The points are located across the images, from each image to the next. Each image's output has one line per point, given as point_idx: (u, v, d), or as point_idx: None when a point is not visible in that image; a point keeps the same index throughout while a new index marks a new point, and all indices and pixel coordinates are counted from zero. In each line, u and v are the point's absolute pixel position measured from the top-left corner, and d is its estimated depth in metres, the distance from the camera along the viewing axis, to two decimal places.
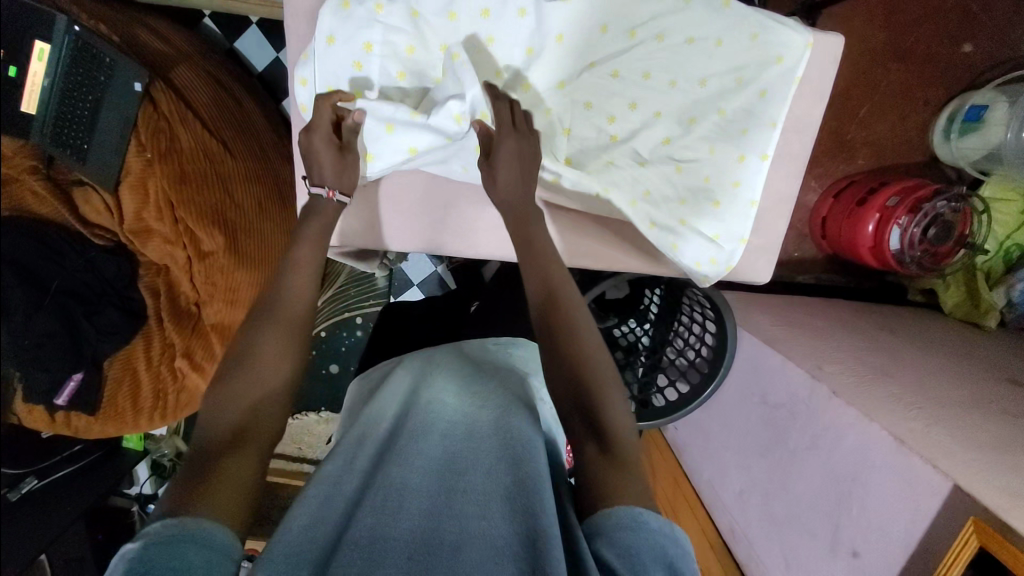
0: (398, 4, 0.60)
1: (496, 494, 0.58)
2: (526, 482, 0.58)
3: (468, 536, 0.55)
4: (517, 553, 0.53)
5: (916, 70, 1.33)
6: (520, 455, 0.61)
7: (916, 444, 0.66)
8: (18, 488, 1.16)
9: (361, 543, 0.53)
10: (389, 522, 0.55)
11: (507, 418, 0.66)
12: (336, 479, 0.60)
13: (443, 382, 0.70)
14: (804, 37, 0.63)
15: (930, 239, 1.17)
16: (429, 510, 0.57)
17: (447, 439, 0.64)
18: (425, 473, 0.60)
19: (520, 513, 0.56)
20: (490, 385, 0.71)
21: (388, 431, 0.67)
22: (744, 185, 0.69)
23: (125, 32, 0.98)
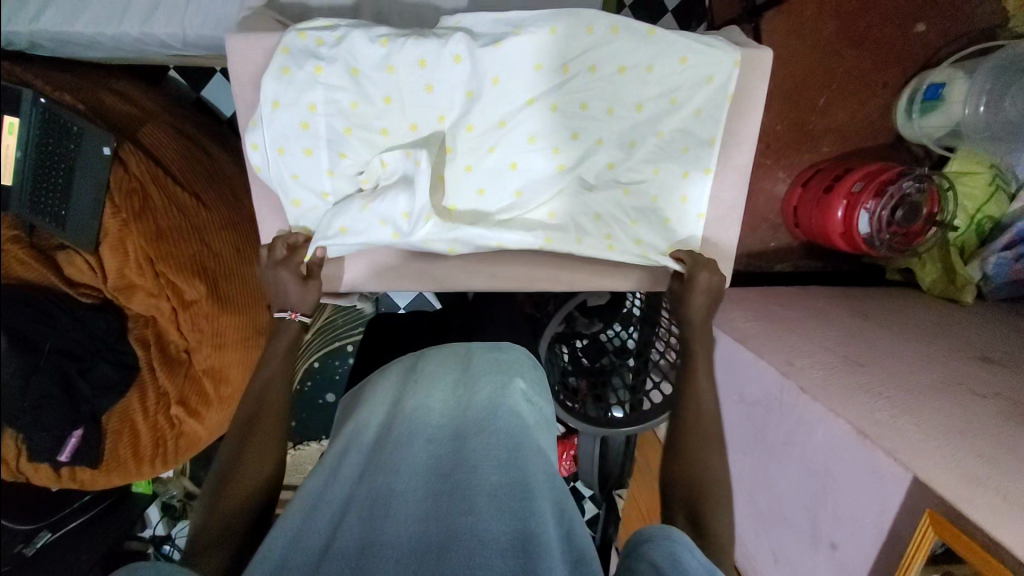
0: (336, 64, 0.63)
1: (485, 494, 0.61)
2: (519, 484, 0.62)
3: (456, 536, 0.57)
4: (506, 552, 0.56)
5: (871, 53, 1.34)
6: (510, 458, 0.64)
7: (879, 437, 0.68)
8: (32, 543, 1.19)
9: (349, 551, 0.56)
10: (378, 528, 0.58)
11: (495, 420, 0.68)
12: (323, 490, 0.63)
13: (429, 389, 0.72)
14: (732, 55, 0.66)
15: (897, 221, 1.20)
16: (418, 513, 0.60)
17: (434, 444, 0.66)
18: (413, 480, 0.63)
19: (511, 515, 0.60)
20: (480, 383, 0.73)
21: (373, 438, 0.69)
22: (691, 200, 0.73)
23: (91, 97, 1.01)
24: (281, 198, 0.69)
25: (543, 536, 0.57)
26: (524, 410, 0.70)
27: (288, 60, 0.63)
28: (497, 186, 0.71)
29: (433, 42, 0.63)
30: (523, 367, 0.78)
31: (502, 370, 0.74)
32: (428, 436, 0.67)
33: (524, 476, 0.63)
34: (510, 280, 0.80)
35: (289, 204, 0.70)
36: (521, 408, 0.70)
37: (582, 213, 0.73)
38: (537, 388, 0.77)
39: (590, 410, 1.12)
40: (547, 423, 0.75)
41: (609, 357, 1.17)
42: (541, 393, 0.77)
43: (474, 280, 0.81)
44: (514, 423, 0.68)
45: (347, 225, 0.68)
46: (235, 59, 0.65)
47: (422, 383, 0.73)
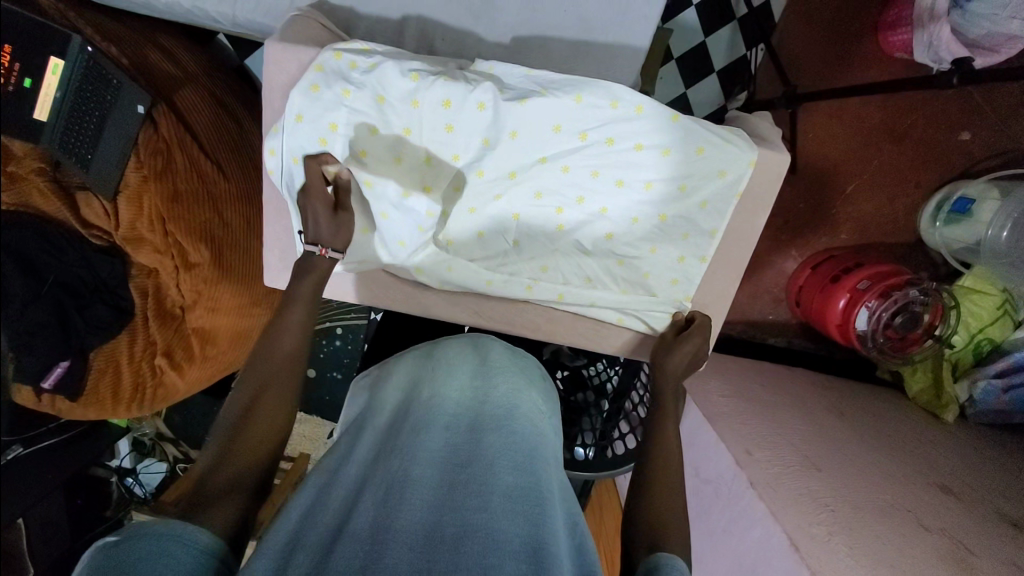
0: (364, 90, 0.65)
1: (500, 492, 0.59)
2: (534, 488, 0.60)
3: (471, 530, 0.55)
4: (520, 553, 0.53)
5: (909, 151, 1.33)
6: (528, 460, 0.62)
7: (808, 552, 0.69)
8: (2, 454, 1.26)
9: (361, 533, 0.54)
10: (390, 513, 0.56)
11: (511, 419, 0.67)
12: (335, 470, 0.65)
13: (449, 379, 0.72)
14: (747, 156, 0.68)
15: (895, 326, 1.19)
16: (433, 504, 0.57)
17: (449, 432, 0.66)
18: (428, 470, 0.61)
19: (527, 517, 0.57)
20: (498, 380, 0.73)
21: (385, 424, 0.72)
22: (681, 282, 0.77)
23: (136, 52, 1.04)
24: (288, 204, 0.72)
25: (559, 545, 0.55)
26: (538, 418, 0.70)
27: (319, 78, 0.65)
28: (498, 233, 0.74)
29: (461, 86, 0.65)
30: (535, 377, 0.78)
31: (521, 376, 0.74)
32: (444, 427, 0.66)
33: (538, 480, 0.61)
34: (492, 320, 0.82)
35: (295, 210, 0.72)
36: (535, 416, 0.70)
37: (566, 277, 0.77)
38: (548, 400, 0.76)
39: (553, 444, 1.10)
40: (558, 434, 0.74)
41: (587, 394, 1.16)
42: (552, 404, 0.77)
43: (457, 313, 0.82)
44: (528, 430, 0.67)
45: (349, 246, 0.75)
46: (270, 67, 0.67)
47: (442, 375, 0.73)
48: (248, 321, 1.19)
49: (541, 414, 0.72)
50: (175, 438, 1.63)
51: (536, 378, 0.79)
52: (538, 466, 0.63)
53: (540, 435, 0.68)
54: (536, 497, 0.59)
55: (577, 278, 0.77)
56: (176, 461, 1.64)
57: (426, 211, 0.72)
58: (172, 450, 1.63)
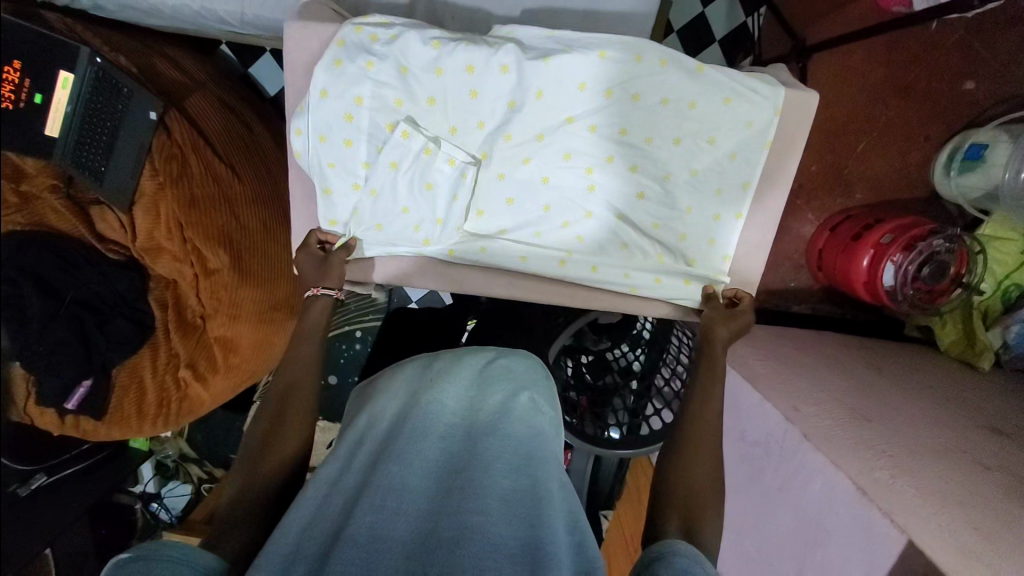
0: (388, 61, 0.65)
1: (496, 497, 0.60)
2: (530, 492, 0.62)
3: (469, 531, 0.56)
4: (518, 555, 0.55)
5: (916, 104, 1.33)
6: (523, 463, 0.64)
7: (878, 496, 0.67)
8: (27, 484, 1.21)
9: (359, 540, 0.54)
10: (387, 522, 0.57)
11: (505, 423, 0.69)
12: (335, 478, 0.64)
13: (448, 387, 0.73)
14: (773, 104, 0.68)
15: (923, 278, 1.17)
16: (427, 512, 0.59)
17: (446, 442, 0.67)
18: (423, 480, 0.63)
19: (522, 520, 0.58)
20: (496, 388, 0.73)
21: (386, 430, 0.71)
22: (717, 241, 0.75)
23: (143, 60, 1.04)
24: (317, 186, 0.71)
25: (557, 544, 0.56)
26: (536, 419, 0.70)
27: (342, 52, 0.64)
28: (527, 199, 0.73)
29: (484, 49, 0.64)
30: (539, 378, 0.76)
31: (519, 378, 0.74)
32: (440, 437, 0.67)
33: (535, 481, 0.63)
34: (529, 293, 0.79)
35: (323, 190, 0.72)
36: (533, 418, 0.70)
37: (596, 245, 0.75)
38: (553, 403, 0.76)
39: (587, 428, 1.06)
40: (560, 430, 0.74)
41: (613, 376, 1.13)
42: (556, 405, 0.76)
43: (491, 288, 0.80)
44: (524, 431, 0.68)
45: (382, 221, 0.73)
46: (291, 46, 0.67)
47: (439, 381, 0.74)
48: (269, 328, 1.16)
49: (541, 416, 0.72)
50: (199, 457, 1.58)
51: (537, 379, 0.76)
52: (536, 467, 0.65)
53: (537, 435, 0.69)
54: (532, 500, 0.61)
55: (606, 246, 0.75)
56: (201, 482, 1.59)
57: (450, 162, 0.69)
58: (196, 471, 1.58)
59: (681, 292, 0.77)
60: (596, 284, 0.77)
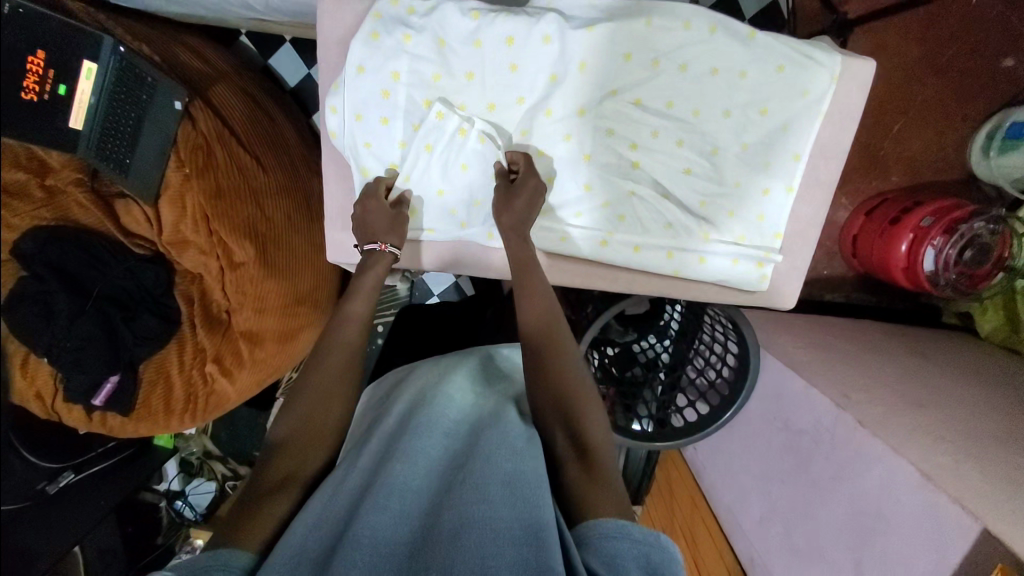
0: (425, 34, 0.62)
1: (497, 482, 0.58)
2: (530, 476, 0.58)
3: (468, 522, 0.53)
4: (519, 540, 0.51)
5: (953, 83, 1.29)
6: (520, 451, 0.62)
7: (944, 483, 0.64)
8: (56, 482, 1.21)
9: (364, 540, 0.52)
10: (390, 522, 0.55)
11: (503, 420, 0.69)
12: (340, 477, 0.62)
13: (446, 394, 0.75)
14: (829, 71, 0.64)
15: (965, 262, 1.12)
16: (429, 513, 0.58)
17: (447, 441, 0.68)
18: (426, 482, 0.62)
19: (524, 503, 0.55)
20: (491, 398, 0.76)
21: (388, 433, 0.70)
22: (768, 218, 0.71)
23: (167, 51, 1.02)
24: (352, 166, 0.69)
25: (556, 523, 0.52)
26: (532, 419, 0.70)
27: (378, 25, 0.62)
28: (568, 177, 0.70)
29: (525, 19, 0.62)
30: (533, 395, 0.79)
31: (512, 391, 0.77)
32: (441, 435, 0.68)
33: (534, 466, 0.60)
34: (569, 275, 0.77)
35: (358, 171, 0.70)
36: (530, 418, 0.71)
37: (637, 225, 0.72)
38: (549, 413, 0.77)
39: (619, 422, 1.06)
40: None
41: (639, 369, 1.09)
42: None
43: None
44: (521, 426, 0.68)
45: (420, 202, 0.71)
46: (326, 22, 0.65)
47: (438, 389, 0.76)
48: (293, 321, 1.15)
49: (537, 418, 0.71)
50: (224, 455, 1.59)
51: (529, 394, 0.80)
52: (536, 456, 0.62)
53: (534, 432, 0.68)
54: (531, 483, 0.58)
55: (646, 226, 0.72)
56: (226, 479, 1.57)
57: (488, 139, 0.66)
58: (221, 468, 1.57)
59: (731, 273, 0.73)
60: (641, 265, 0.73)
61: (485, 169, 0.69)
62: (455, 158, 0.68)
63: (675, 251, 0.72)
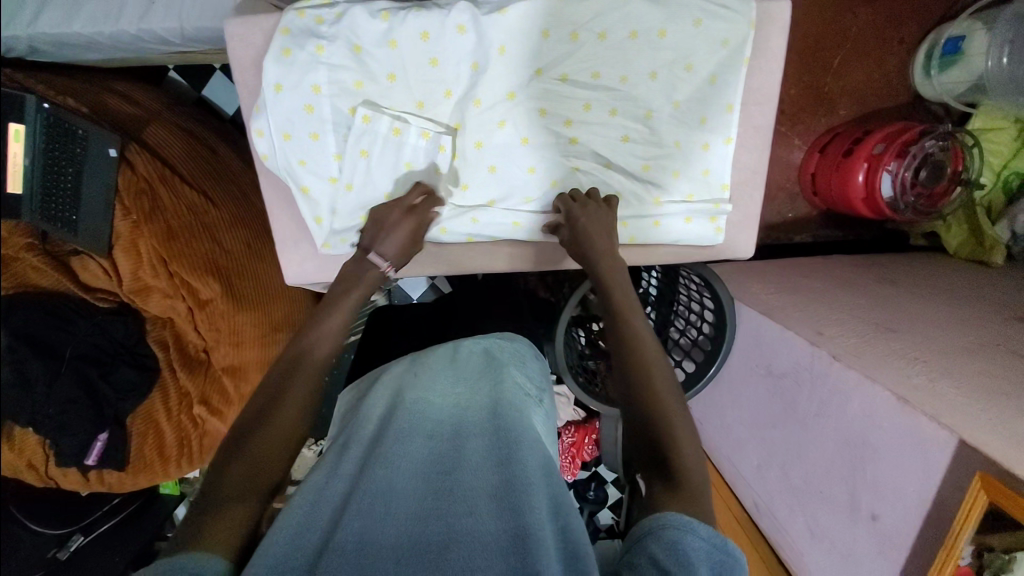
0: (338, 42, 0.62)
1: (484, 494, 0.58)
2: (518, 480, 0.58)
3: (456, 537, 0.54)
4: (507, 550, 0.53)
5: (886, 9, 1.30)
6: (508, 453, 0.61)
7: (920, 402, 0.65)
8: (66, 547, 1.23)
9: (350, 549, 0.53)
10: (377, 527, 0.55)
11: (499, 414, 0.66)
12: (322, 484, 0.59)
13: (430, 386, 0.69)
14: (746, 17, 0.64)
15: (921, 181, 1.16)
16: (418, 512, 0.56)
17: (434, 439, 0.63)
18: (413, 480, 0.59)
19: (511, 512, 0.56)
20: (483, 381, 0.70)
21: (373, 433, 0.65)
22: (714, 172, 0.71)
23: (94, 100, 1.00)
24: (290, 186, 0.68)
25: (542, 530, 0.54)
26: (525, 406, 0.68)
27: (289, 41, 0.61)
28: (509, 163, 0.70)
29: (436, 12, 0.61)
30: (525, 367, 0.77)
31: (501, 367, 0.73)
32: (428, 435, 0.64)
33: (523, 467, 0.59)
34: (530, 261, 0.79)
35: (298, 191, 0.68)
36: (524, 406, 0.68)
37: None
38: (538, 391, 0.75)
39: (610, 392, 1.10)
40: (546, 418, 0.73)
41: None
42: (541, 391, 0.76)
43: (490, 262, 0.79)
44: (516, 420, 0.65)
45: (367, 211, 0.70)
46: (236, 45, 0.64)
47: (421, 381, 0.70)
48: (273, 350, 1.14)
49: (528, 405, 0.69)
50: None
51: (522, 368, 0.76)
52: (525, 454, 0.61)
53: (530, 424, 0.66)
54: (516, 492, 0.57)
55: None
56: None
57: (423, 136, 0.66)
58: None
59: (686, 232, 0.73)
60: None
61: (426, 170, 0.68)
62: (394, 161, 0.67)
63: (629, 219, 0.72)
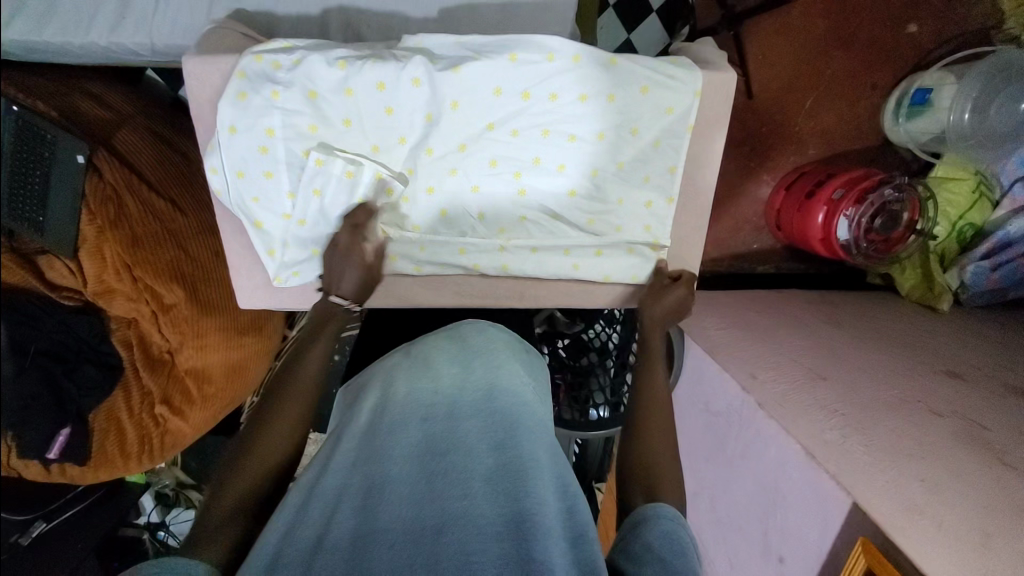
0: (294, 88, 0.64)
1: (479, 477, 0.58)
2: (516, 464, 0.58)
3: (451, 521, 0.55)
4: (502, 534, 0.55)
5: (861, 54, 1.32)
6: (506, 438, 0.60)
7: (825, 460, 0.70)
8: (28, 533, 1.25)
9: (343, 544, 0.53)
10: (372, 516, 0.55)
11: (495, 397, 0.64)
12: (313, 483, 0.59)
13: (425, 364, 0.66)
14: (690, 90, 0.69)
15: (875, 229, 1.19)
16: (412, 499, 0.57)
17: (428, 424, 0.62)
18: (406, 466, 0.59)
19: (506, 495, 0.57)
20: (480, 361, 0.66)
21: (367, 422, 0.63)
22: (654, 227, 0.77)
23: (63, 102, 1.00)
24: (244, 221, 0.72)
25: (545, 517, 0.56)
26: (525, 388, 0.66)
27: (244, 84, 0.64)
28: (458, 206, 0.74)
29: (392, 64, 0.64)
30: (521, 349, 0.73)
31: (499, 347, 0.69)
32: (421, 419, 0.62)
33: (518, 454, 0.59)
34: (475, 295, 0.83)
35: (252, 225, 0.72)
36: (521, 387, 0.65)
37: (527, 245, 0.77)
38: (537, 369, 0.73)
39: (564, 412, 1.12)
40: (545, 397, 0.71)
41: (592, 355, 1.15)
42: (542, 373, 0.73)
43: (438, 296, 0.83)
44: (512, 404, 0.63)
45: (318, 246, 0.74)
46: (192, 83, 0.67)
47: (415, 361, 0.67)
48: (240, 353, 1.17)
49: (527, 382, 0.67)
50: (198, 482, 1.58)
51: (519, 347, 0.72)
52: (522, 440, 0.60)
53: (527, 409, 0.63)
54: (514, 472, 0.58)
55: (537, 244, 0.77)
56: None
57: (375, 178, 0.69)
58: (197, 495, 1.56)
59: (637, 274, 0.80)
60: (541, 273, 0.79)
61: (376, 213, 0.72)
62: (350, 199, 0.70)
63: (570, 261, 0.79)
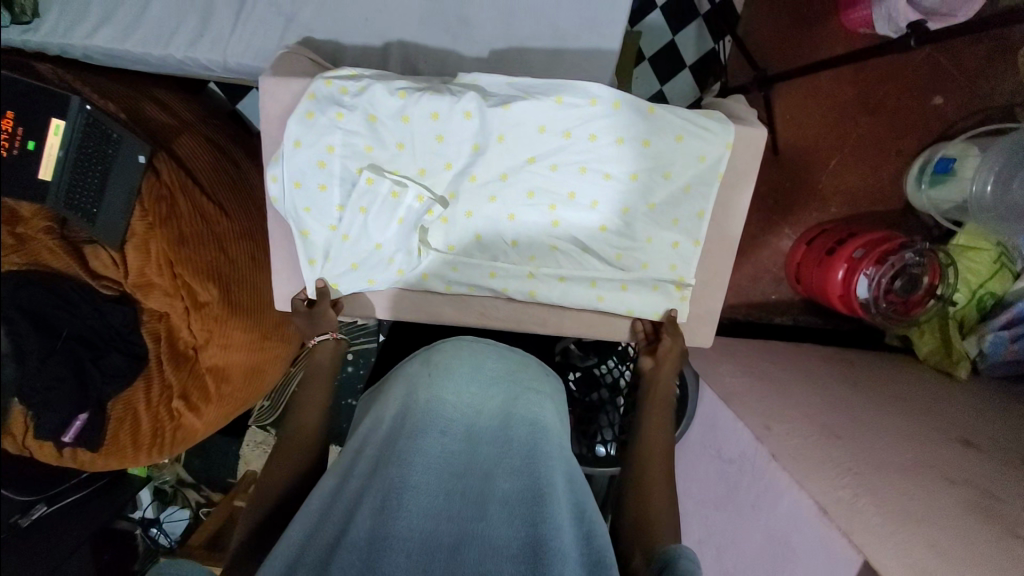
0: (357, 112, 0.70)
1: (495, 502, 0.60)
2: (533, 490, 0.60)
3: (467, 540, 0.57)
4: (519, 554, 0.56)
5: (886, 121, 1.37)
6: (523, 464, 0.62)
7: (837, 515, 0.70)
8: (28, 515, 1.24)
9: (360, 544, 0.55)
10: (389, 522, 0.56)
11: (513, 424, 0.66)
12: (334, 491, 0.63)
13: (446, 379, 0.67)
14: (721, 141, 0.74)
15: (895, 290, 1.20)
16: (430, 512, 0.58)
17: (448, 440, 0.63)
18: (425, 479, 0.60)
19: (523, 518, 0.59)
20: (498, 388, 0.69)
21: (385, 434, 0.65)
22: (680, 267, 0.80)
23: (133, 106, 1.08)
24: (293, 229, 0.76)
25: (560, 541, 0.57)
26: (542, 413, 0.68)
27: (313, 105, 0.70)
28: (493, 232, 0.77)
29: (448, 98, 0.70)
30: (541, 375, 0.74)
31: (519, 377, 0.71)
32: (441, 432, 0.63)
33: (535, 479, 0.61)
34: (498, 319, 0.85)
35: (300, 233, 0.76)
36: (537, 412, 0.67)
37: (555, 275, 0.80)
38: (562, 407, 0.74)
39: (572, 445, 1.13)
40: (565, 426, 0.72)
41: (604, 391, 1.15)
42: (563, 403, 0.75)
43: (464, 317, 0.85)
44: (530, 432, 0.65)
45: (357, 261, 0.78)
46: (267, 102, 0.74)
47: (437, 374, 0.67)
48: (261, 356, 1.20)
49: (547, 407, 0.69)
50: (197, 482, 1.62)
51: (537, 376, 0.73)
52: (540, 467, 0.62)
53: (543, 440, 0.65)
54: (533, 497, 0.60)
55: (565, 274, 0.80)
56: (201, 506, 1.59)
57: (418, 201, 0.74)
58: (194, 495, 1.61)
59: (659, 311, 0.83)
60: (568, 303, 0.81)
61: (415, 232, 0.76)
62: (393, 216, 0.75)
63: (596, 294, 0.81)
